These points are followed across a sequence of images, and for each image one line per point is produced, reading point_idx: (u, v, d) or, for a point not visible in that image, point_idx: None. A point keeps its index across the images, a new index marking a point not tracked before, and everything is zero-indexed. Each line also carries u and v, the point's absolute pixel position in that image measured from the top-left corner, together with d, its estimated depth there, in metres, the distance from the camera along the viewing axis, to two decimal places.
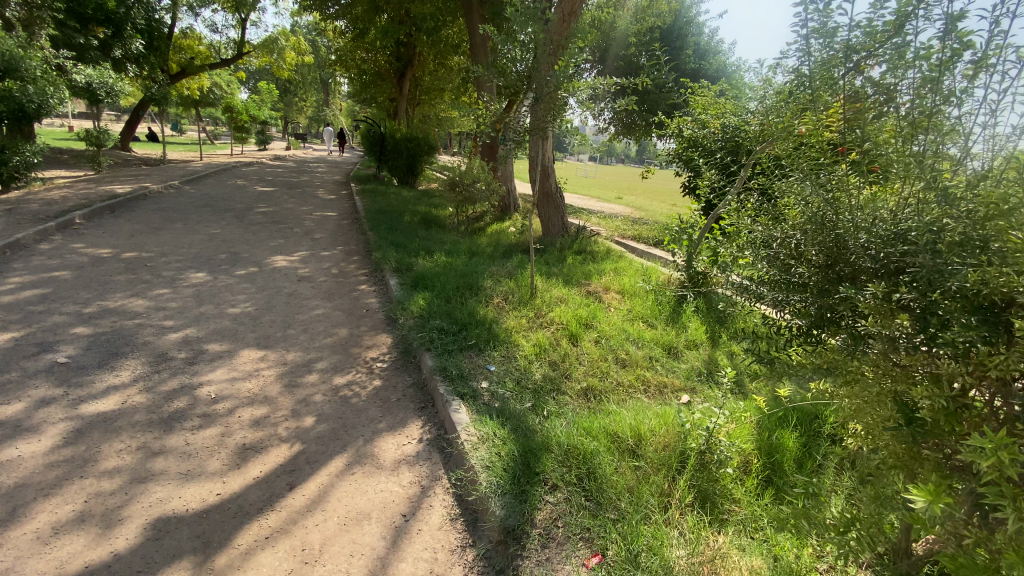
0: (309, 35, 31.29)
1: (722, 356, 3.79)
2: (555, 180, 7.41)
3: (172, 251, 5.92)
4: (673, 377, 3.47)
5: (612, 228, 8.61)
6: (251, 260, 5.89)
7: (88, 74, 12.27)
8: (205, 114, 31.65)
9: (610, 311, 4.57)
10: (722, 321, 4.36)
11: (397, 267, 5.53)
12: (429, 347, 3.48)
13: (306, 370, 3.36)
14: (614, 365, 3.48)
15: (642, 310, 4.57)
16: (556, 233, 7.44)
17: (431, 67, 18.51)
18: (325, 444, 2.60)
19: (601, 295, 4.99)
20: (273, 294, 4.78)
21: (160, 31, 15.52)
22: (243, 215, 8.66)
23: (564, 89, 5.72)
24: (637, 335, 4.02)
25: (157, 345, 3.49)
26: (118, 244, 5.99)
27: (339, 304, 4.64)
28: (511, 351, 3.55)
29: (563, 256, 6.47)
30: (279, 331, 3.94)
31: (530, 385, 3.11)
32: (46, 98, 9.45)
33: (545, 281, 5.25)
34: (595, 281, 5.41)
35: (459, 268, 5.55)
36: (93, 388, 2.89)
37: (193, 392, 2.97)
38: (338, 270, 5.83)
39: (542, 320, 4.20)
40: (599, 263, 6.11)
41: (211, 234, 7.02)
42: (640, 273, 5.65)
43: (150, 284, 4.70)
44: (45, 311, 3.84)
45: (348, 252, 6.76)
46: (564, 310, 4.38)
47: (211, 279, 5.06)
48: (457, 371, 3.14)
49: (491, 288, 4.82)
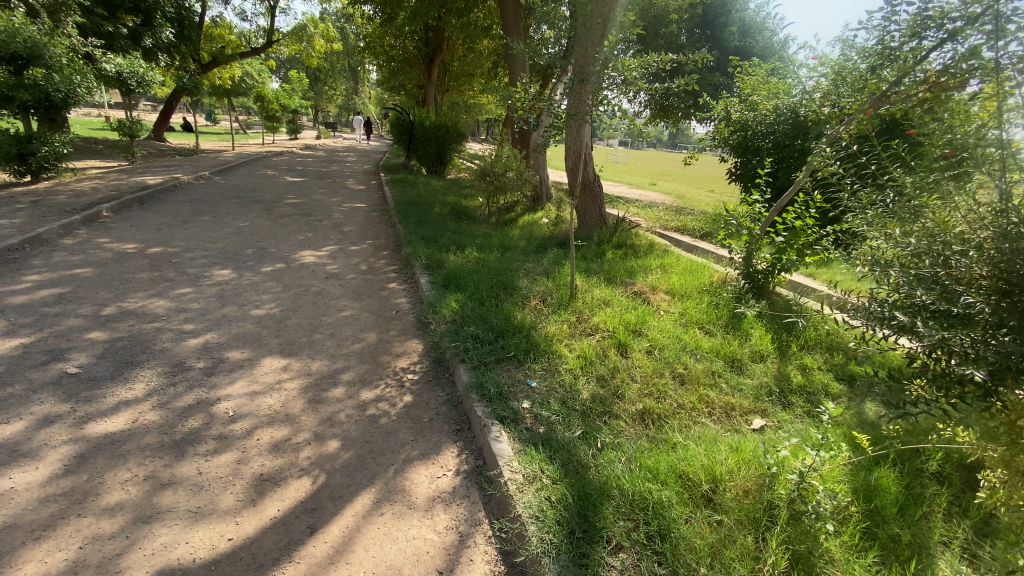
0: (338, 22, 31.24)
1: (793, 372, 3.39)
2: (593, 168, 6.97)
3: (198, 245, 5.77)
4: (740, 397, 3.09)
5: (653, 219, 8.11)
6: (278, 255, 5.69)
7: (118, 64, 12.27)
8: (239, 104, 31.99)
9: (660, 316, 4.16)
10: (786, 330, 3.93)
11: (428, 263, 5.22)
12: (464, 358, 3.14)
13: (332, 383, 3.07)
14: (671, 380, 3.12)
15: (694, 314, 4.16)
16: (594, 226, 6.99)
17: (460, 50, 18.15)
18: (351, 475, 2.30)
19: (649, 296, 4.57)
20: (299, 293, 4.54)
21: (190, 20, 15.89)
22: (271, 207, 8.53)
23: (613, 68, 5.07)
24: (694, 346, 3.61)
25: (174, 353, 3.28)
26: (144, 238, 5.89)
27: (367, 305, 4.36)
28: (554, 363, 3.19)
29: (602, 250, 6.08)
30: (303, 336, 3.68)
31: (577, 407, 2.75)
32: (74, 87, 9.51)
33: (585, 279, 4.87)
34: (640, 279, 4.99)
35: (492, 264, 5.21)
36: (103, 405, 2.70)
37: (209, 408, 2.73)
38: (367, 266, 5.56)
39: (585, 325, 3.82)
40: (642, 258, 5.68)
41: (238, 227, 6.87)
42: (691, 270, 5.20)
43: (173, 282, 4.54)
44: (63, 314, 3.72)
45: (377, 246, 6.49)
46: (609, 315, 3.98)
47: (236, 276, 4.86)
48: (496, 390, 2.77)
49: (528, 287, 4.47)
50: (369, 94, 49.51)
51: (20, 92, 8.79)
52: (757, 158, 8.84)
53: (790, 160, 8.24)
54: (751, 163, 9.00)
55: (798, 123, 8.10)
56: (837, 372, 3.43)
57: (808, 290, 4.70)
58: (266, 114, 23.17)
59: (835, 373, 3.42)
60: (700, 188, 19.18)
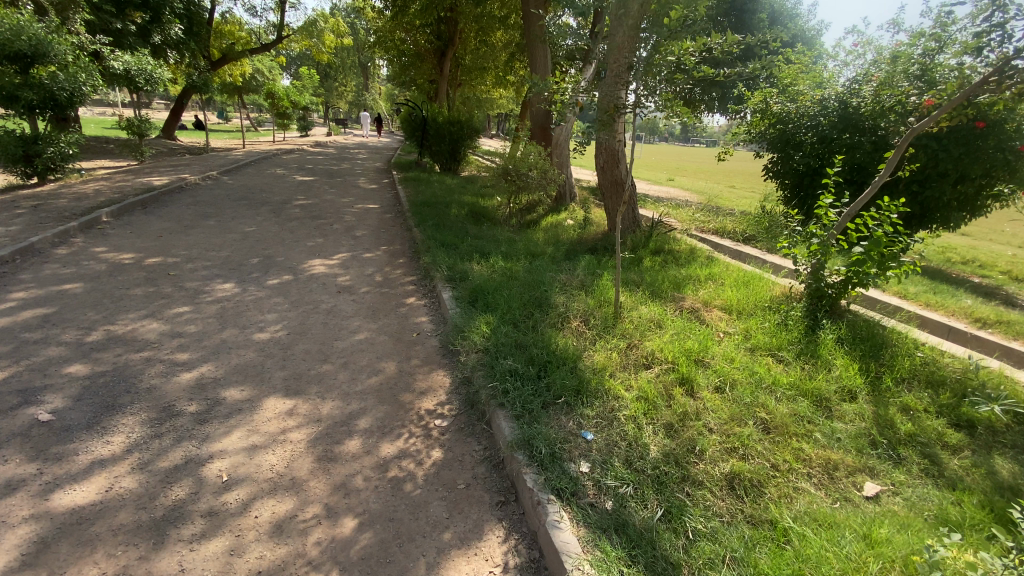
0: (348, 17, 30.87)
1: (896, 418, 2.89)
2: (625, 166, 6.40)
3: (201, 254, 5.32)
4: (841, 452, 2.60)
5: (686, 219, 7.57)
6: (286, 264, 5.22)
7: (126, 61, 11.88)
8: (250, 101, 31.73)
9: (721, 340, 3.65)
10: (872, 359, 3.42)
11: (450, 275, 4.72)
12: (502, 403, 2.62)
13: (346, 433, 2.56)
14: (755, 430, 2.63)
15: (761, 338, 3.65)
16: (625, 228, 6.38)
17: (474, 43, 17.70)
18: (373, 573, 1.80)
19: (704, 314, 4.05)
20: (309, 311, 4.05)
21: (200, 16, 15.50)
22: (280, 209, 8.07)
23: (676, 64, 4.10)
24: (772, 382, 3.09)
25: (164, 392, 2.80)
26: (144, 247, 5.44)
27: (384, 326, 3.86)
28: (611, 404, 2.67)
29: (639, 257, 5.55)
30: (313, 367, 3.18)
31: (649, 469, 2.24)
32: (79, 85, 9.13)
33: (627, 293, 4.34)
34: (689, 293, 4.45)
35: (521, 276, 4.69)
36: (73, 466, 2.22)
37: (198, 471, 2.23)
38: (382, 277, 5.07)
39: (637, 351, 3.31)
40: (686, 267, 5.14)
41: (245, 232, 6.43)
42: (745, 282, 4.65)
43: (169, 300, 4.06)
44: (43, 341, 3.26)
45: (393, 253, 6.00)
46: (664, 340, 3.46)
47: (239, 291, 4.39)
48: (548, 449, 2.26)
49: (565, 304, 3.94)
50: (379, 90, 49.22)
51: (23, 91, 8.41)
52: (798, 154, 8.20)
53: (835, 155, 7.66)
54: (791, 159, 8.34)
55: (846, 115, 7.57)
56: (947, 416, 2.94)
57: (883, 306, 4.17)
58: (277, 112, 22.81)
59: (944, 417, 2.93)
60: (719, 183, 18.60)
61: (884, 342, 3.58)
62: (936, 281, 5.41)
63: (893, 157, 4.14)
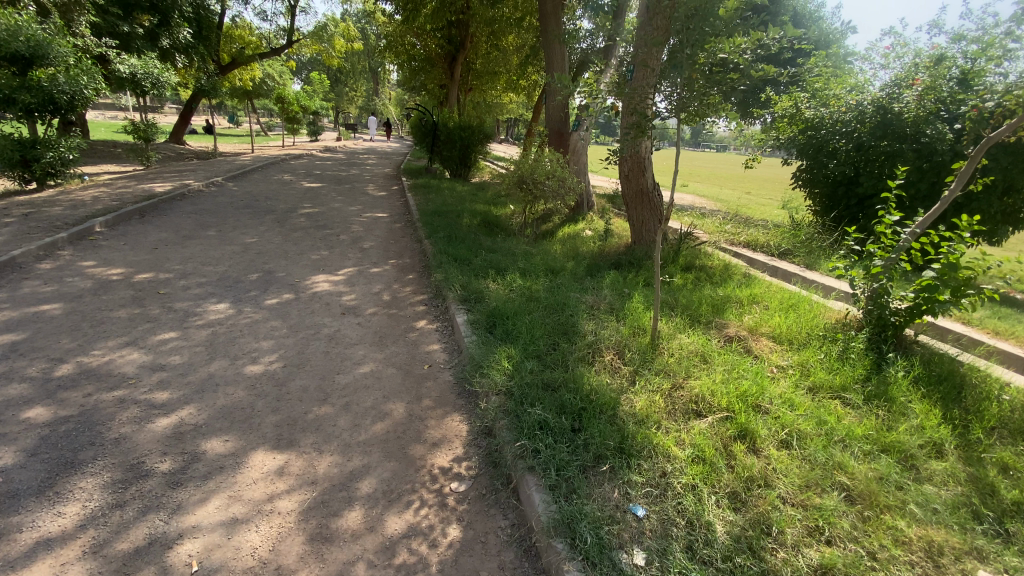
0: (358, 22, 30.71)
1: (1000, 480, 2.43)
2: (651, 176, 6.02)
3: (196, 269, 4.94)
4: (944, 528, 2.15)
5: (713, 230, 7.13)
6: (287, 281, 4.84)
7: (132, 64, 11.63)
8: (260, 106, 31.63)
9: (776, 377, 3.23)
10: (955, 404, 2.96)
11: (465, 295, 4.30)
12: (534, 466, 2.19)
13: (346, 501, 2.13)
14: (839, 501, 2.19)
15: (823, 376, 3.22)
16: (651, 240, 5.98)
17: (485, 48, 17.38)
18: None
19: (751, 344, 3.62)
20: (308, 336, 3.65)
21: (209, 20, 15.30)
22: (284, 218, 7.72)
23: (715, 65, 3.54)
24: (845, 435, 2.65)
25: (134, 445, 2.40)
26: (136, 260, 5.08)
27: (392, 356, 3.43)
28: (664, 466, 2.24)
29: (670, 276, 5.13)
30: (310, 408, 2.77)
31: (720, 561, 1.81)
32: (80, 89, 8.84)
33: (664, 320, 3.91)
34: (732, 319, 4.03)
35: (543, 297, 4.26)
36: (10, 551, 1.83)
37: (163, 558, 1.83)
38: (390, 296, 4.66)
39: (683, 392, 2.89)
40: (722, 288, 4.71)
41: (246, 244, 6.06)
42: (791, 308, 4.23)
43: (155, 325, 3.68)
44: (6, 376, 2.89)
45: (402, 267, 5.60)
46: (712, 379, 3.03)
47: (233, 312, 4.00)
48: (593, 537, 1.83)
49: (595, 332, 3.50)
50: (389, 95, 49.18)
51: (21, 94, 8.12)
52: (832, 162, 7.71)
53: (872, 163, 7.17)
54: (824, 168, 7.84)
55: (885, 120, 7.04)
56: None
57: (956, 337, 3.68)
58: (286, 117, 22.63)
59: None
60: (736, 190, 18.01)
61: (965, 383, 3.12)
62: (997, 303, 4.91)
63: (964, 169, 3.66)
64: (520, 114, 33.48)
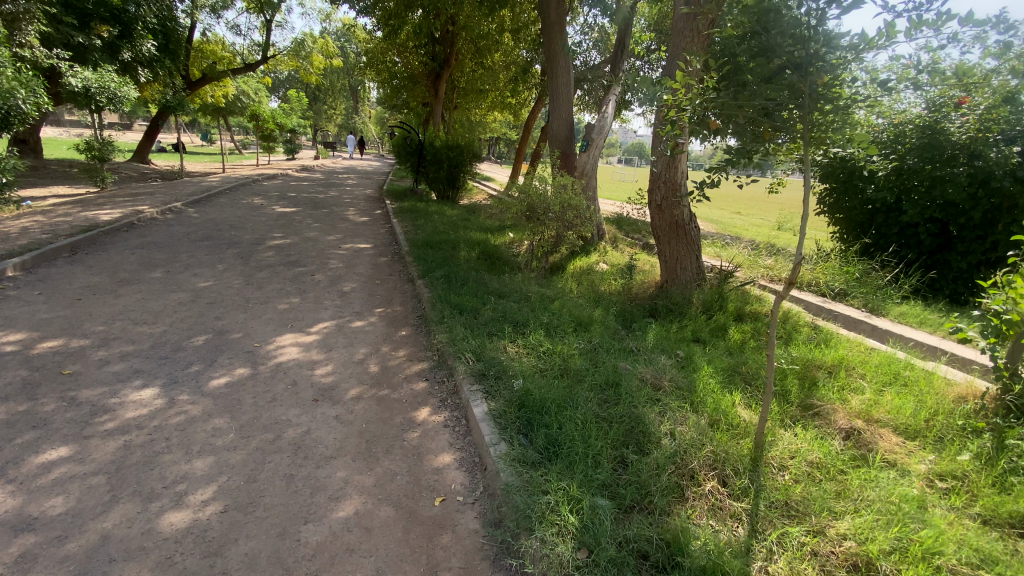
0: (339, 42, 29.95)
1: None
2: (687, 207, 5.10)
3: (124, 331, 3.81)
4: None
5: (746, 263, 6.27)
6: (243, 346, 3.73)
7: (85, 77, 10.32)
8: (235, 124, 30.49)
9: (936, 502, 2.27)
10: None
11: (479, 369, 3.25)
12: None
13: None
14: None
15: (1003, 500, 2.28)
16: (687, 282, 5.04)
17: (472, 65, 16.64)
18: None
19: (879, 444, 2.67)
20: (265, 446, 2.55)
21: (177, 34, 14.06)
22: (250, 253, 6.60)
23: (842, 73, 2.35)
24: None
25: None
26: (47, 320, 3.92)
27: (386, 479, 2.38)
28: None
29: (724, 332, 4.21)
30: None
31: None
32: (16, 103, 7.46)
33: (752, 405, 2.93)
34: (833, 399, 3.09)
35: (581, 368, 3.25)
36: None
37: None
38: (378, 366, 3.59)
39: (834, 550, 1.93)
40: (798, 348, 3.78)
41: (198, 290, 4.92)
42: (899, 380, 3.33)
43: (41, 433, 2.54)
44: None
45: (391, 320, 4.55)
46: (865, 519, 2.07)
47: (163, 403, 2.89)
48: None
49: (675, 436, 2.50)
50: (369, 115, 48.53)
51: None
52: (869, 188, 6.98)
53: (918, 189, 6.44)
54: (860, 194, 7.09)
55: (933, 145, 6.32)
56: None
57: None
58: (262, 135, 21.48)
59: None
60: (727, 210, 17.56)
61: None
62: None
63: None
64: (503, 132, 33.01)
